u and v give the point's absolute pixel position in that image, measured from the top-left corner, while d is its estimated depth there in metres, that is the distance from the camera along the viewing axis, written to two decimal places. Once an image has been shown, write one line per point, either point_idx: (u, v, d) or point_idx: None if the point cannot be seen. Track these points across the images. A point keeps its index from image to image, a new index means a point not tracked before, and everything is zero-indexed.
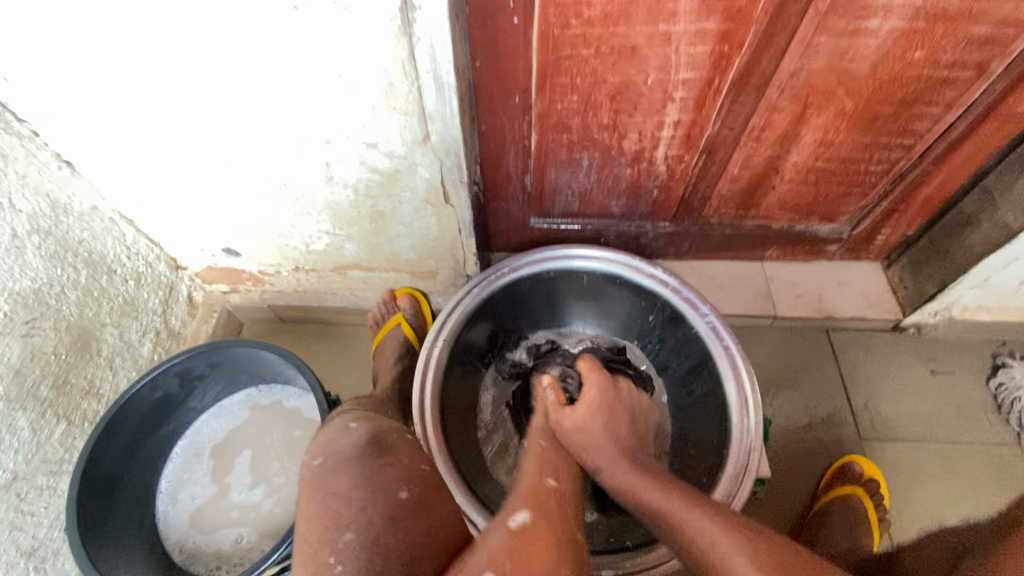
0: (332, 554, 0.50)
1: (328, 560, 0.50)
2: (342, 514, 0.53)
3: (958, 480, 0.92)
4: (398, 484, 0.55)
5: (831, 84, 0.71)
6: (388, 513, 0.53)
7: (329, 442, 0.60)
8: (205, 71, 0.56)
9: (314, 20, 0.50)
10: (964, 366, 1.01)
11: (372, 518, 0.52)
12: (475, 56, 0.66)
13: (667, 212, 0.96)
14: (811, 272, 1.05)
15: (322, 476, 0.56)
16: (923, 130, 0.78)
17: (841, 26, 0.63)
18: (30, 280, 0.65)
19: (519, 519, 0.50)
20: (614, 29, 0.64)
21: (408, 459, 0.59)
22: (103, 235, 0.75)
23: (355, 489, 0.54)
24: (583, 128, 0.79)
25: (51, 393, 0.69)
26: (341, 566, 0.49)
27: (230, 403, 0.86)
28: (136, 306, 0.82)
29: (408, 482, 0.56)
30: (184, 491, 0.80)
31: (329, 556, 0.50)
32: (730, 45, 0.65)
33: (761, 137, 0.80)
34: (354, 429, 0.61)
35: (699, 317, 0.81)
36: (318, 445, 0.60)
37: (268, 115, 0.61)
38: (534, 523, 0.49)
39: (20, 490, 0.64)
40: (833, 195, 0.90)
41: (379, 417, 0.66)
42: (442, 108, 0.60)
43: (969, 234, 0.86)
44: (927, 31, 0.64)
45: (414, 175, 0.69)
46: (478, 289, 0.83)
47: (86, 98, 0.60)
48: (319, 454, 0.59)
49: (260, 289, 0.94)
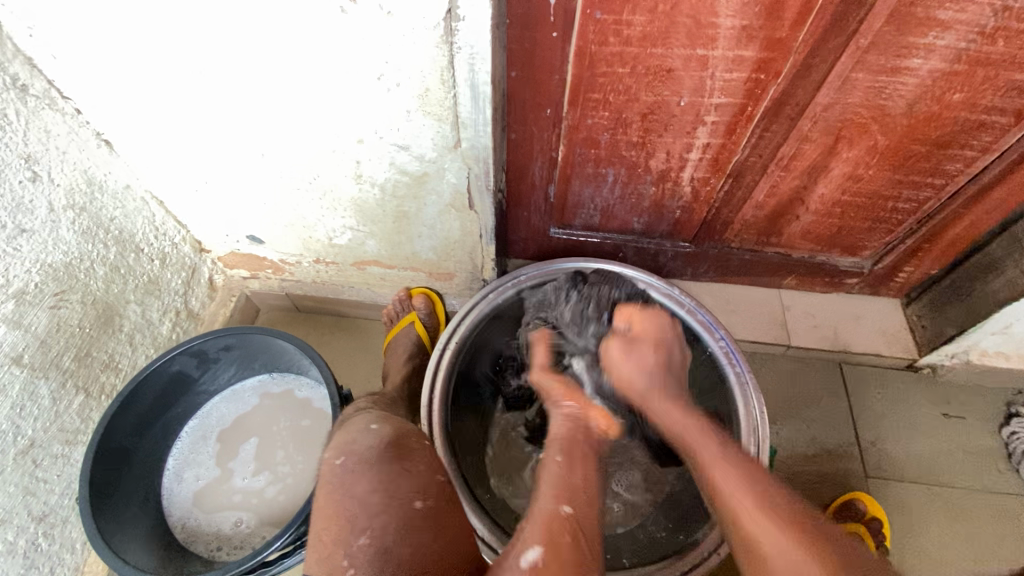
0: (346, 556, 0.51)
1: (340, 562, 0.51)
2: (357, 517, 0.53)
3: (963, 527, 0.91)
4: (413, 493, 0.55)
5: (865, 120, 0.71)
6: (401, 522, 0.53)
7: (351, 442, 0.59)
8: (249, 65, 0.58)
9: (359, 23, 0.51)
10: (977, 412, 1.00)
11: (385, 525, 0.52)
12: (511, 67, 0.67)
13: (688, 233, 0.95)
14: (829, 304, 1.04)
15: (341, 477, 0.56)
16: (956, 171, 0.77)
17: (881, 64, 0.63)
18: (62, 254, 0.68)
19: (530, 559, 0.47)
20: (652, 50, 0.64)
21: (425, 466, 0.58)
22: (134, 214, 0.77)
23: (371, 494, 0.54)
24: (612, 144, 0.79)
25: (73, 364, 0.70)
26: (353, 569, 0.50)
27: (242, 388, 0.87)
28: (159, 286, 0.83)
29: (424, 492, 0.55)
30: (190, 471, 0.82)
31: (342, 558, 0.51)
32: (767, 74, 0.65)
33: (790, 166, 0.79)
34: (374, 431, 0.60)
35: (714, 341, 0.80)
36: (342, 444, 0.59)
37: (305, 110, 0.62)
38: (545, 562, 0.47)
39: (36, 456, 0.66)
40: (856, 229, 0.90)
41: (399, 419, 0.65)
42: (476, 116, 0.60)
43: (992, 280, 0.85)
44: (968, 74, 0.63)
45: (441, 179, 0.70)
46: (493, 295, 0.84)
47: (131, 81, 0.61)
48: (341, 454, 0.59)
49: (280, 277, 0.95)
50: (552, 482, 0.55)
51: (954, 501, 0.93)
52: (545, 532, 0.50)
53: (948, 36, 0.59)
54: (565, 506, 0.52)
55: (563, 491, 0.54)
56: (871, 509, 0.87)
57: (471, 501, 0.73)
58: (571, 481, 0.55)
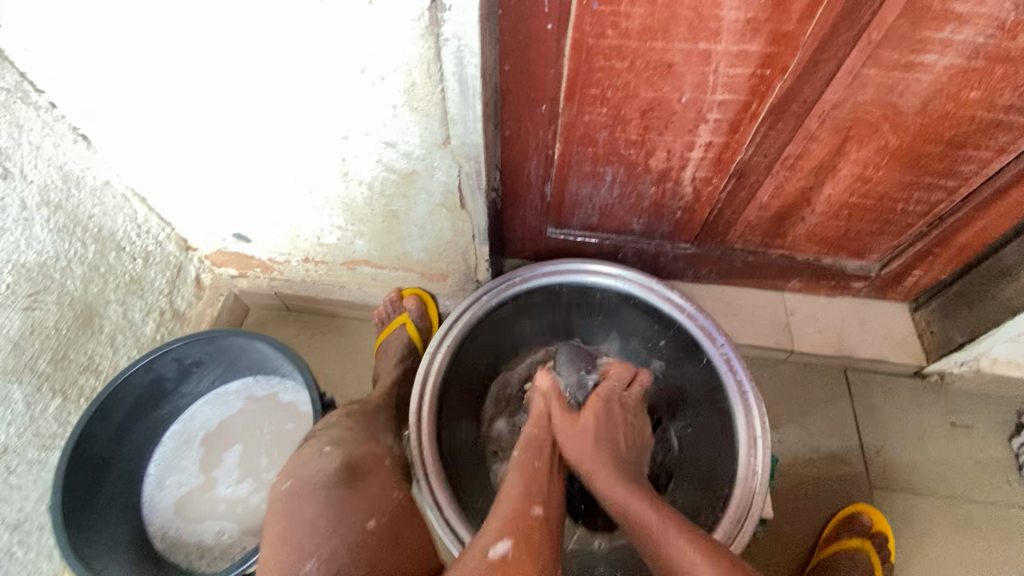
0: None
1: None
2: (304, 543, 0.53)
3: (969, 541, 0.88)
4: (366, 513, 0.56)
5: (875, 118, 0.67)
6: (352, 543, 0.54)
7: (301, 465, 0.58)
8: (228, 58, 0.55)
9: (339, 14, 0.48)
10: (985, 421, 0.97)
11: (335, 547, 0.53)
12: (504, 60, 0.64)
13: (689, 234, 0.92)
14: (834, 308, 1.00)
15: (288, 501, 0.55)
16: (970, 173, 0.73)
17: (894, 60, 0.60)
18: (37, 253, 0.65)
19: (500, 550, 0.51)
20: (651, 43, 0.61)
21: (377, 486, 0.59)
22: (114, 211, 0.75)
23: (319, 517, 0.54)
24: (610, 142, 0.76)
25: (49, 367, 0.68)
26: None
27: (226, 391, 0.85)
28: (142, 285, 0.81)
29: (374, 511, 0.56)
30: (171, 477, 0.80)
31: None
32: (773, 69, 0.62)
33: (795, 166, 0.76)
34: (328, 454, 0.59)
35: (714, 347, 0.78)
36: (291, 466, 0.58)
37: (289, 105, 0.59)
38: (515, 553, 0.51)
39: (10, 462, 0.64)
40: (864, 231, 0.86)
41: (360, 436, 0.64)
42: (466, 113, 0.58)
43: (1005, 286, 0.81)
44: (985, 71, 0.60)
45: (431, 177, 0.67)
46: (488, 297, 0.82)
47: (107, 73, 0.59)
48: (288, 477, 0.57)
49: (269, 276, 0.93)
50: (522, 486, 0.60)
51: (961, 512, 0.90)
52: (517, 529, 0.53)
53: (965, 30, 0.56)
54: (536, 507, 0.57)
55: (531, 495, 0.59)
56: (877, 523, 0.84)
57: (459, 511, 0.71)
58: (541, 486, 0.61)
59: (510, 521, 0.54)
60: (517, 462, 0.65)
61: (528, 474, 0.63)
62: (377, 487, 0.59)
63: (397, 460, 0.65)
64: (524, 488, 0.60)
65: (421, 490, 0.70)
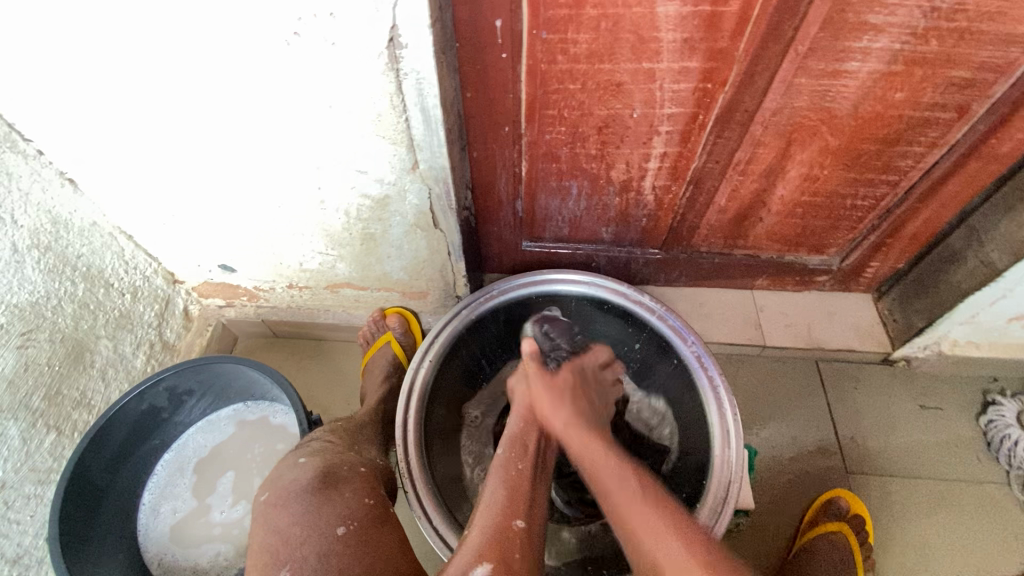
0: None
1: None
2: (279, 550, 0.55)
3: (944, 518, 0.91)
4: (335, 519, 0.57)
5: (814, 122, 0.72)
6: (321, 550, 0.54)
7: (276, 477, 0.62)
8: (204, 97, 0.59)
9: (305, 56, 0.53)
10: (954, 402, 1.01)
11: (307, 556, 0.54)
12: (465, 89, 0.68)
13: (656, 240, 0.97)
14: (801, 302, 1.05)
15: (267, 511, 0.59)
16: (908, 167, 0.78)
17: (822, 68, 0.65)
18: (28, 294, 0.68)
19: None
20: (600, 66, 0.66)
21: (350, 494, 0.60)
22: (102, 250, 0.78)
23: (292, 526, 0.56)
24: (572, 158, 0.81)
25: (43, 403, 0.70)
26: None
27: (217, 418, 0.88)
28: (132, 319, 0.84)
29: (346, 517, 0.57)
30: (166, 504, 0.82)
31: None
32: (714, 83, 0.67)
33: (747, 170, 0.81)
34: (301, 465, 0.62)
35: (685, 346, 0.82)
36: (268, 479, 0.62)
37: (266, 140, 0.63)
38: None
39: (8, 498, 0.65)
40: (820, 228, 0.91)
41: (333, 446, 0.67)
42: (430, 138, 0.62)
43: (955, 270, 0.86)
44: (907, 74, 0.65)
45: (403, 201, 0.71)
46: (467, 310, 0.85)
47: (91, 117, 0.62)
48: (265, 489, 0.61)
49: (255, 304, 0.96)
50: (504, 499, 0.59)
51: (938, 493, 0.93)
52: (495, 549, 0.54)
53: (882, 39, 0.61)
54: (518, 521, 0.57)
55: (512, 507, 0.58)
56: (854, 506, 0.87)
57: (448, 521, 0.72)
58: (521, 496, 0.60)
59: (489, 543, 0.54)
60: (498, 465, 0.64)
61: (509, 481, 0.61)
62: (351, 492, 0.60)
63: (376, 470, 0.67)
64: (507, 495, 0.59)
65: (410, 502, 0.72)
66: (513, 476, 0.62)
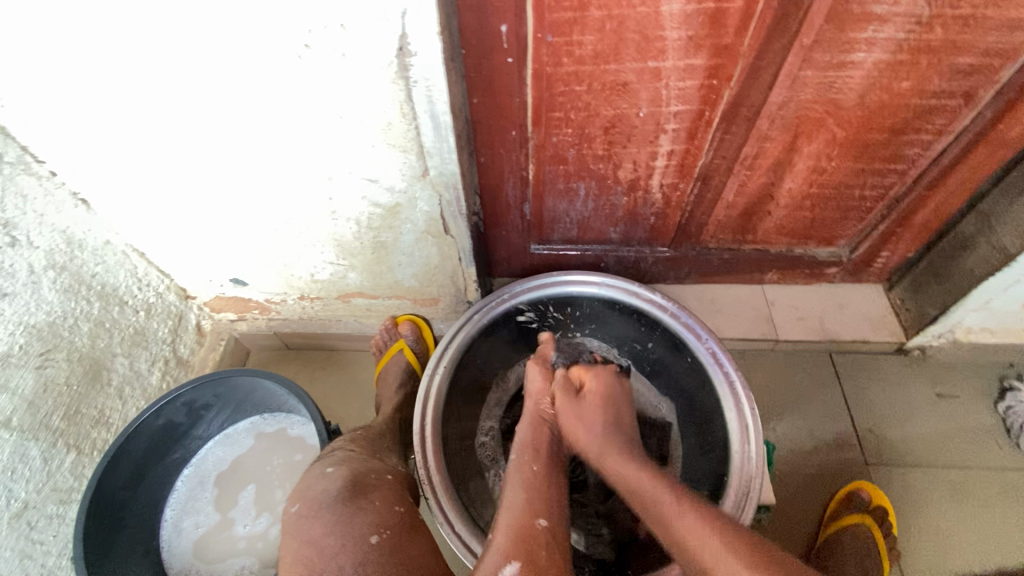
0: None
1: None
2: (316, 563, 0.55)
3: (970, 507, 0.90)
4: (369, 528, 0.57)
5: (820, 114, 0.72)
6: (359, 559, 0.54)
7: (305, 488, 0.62)
8: (215, 114, 0.59)
9: (315, 68, 0.53)
10: (971, 389, 1.01)
11: (344, 564, 0.54)
12: (472, 94, 0.69)
13: (665, 238, 0.97)
14: (812, 295, 1.05)
15: (299, 523, 0.59)
16: (916, 155, 0.78)
17: (827, 60, 0.65)
18: (45, 314, 0.68)
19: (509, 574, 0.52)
20: (605, 66, 0.66)
21: (381, 502, 0.60)
22: (116, 268, 0.78)
23: (326, 536, 0.57)
24: (579, 160, 0.81)
25: (62, 423, 0.71)
26: None
27: (235, 431, 0.88)
28: (146, 336, 0.85)
29: (379, 526, 0.58)
30: (189, 520, 0.82)
31: None
32: (719, 79, 0.67)
33: (754, 165, 0.81)
34: (330, 475, 0.63)
35: (699, 344, 0.82)
36: (298, 490, 0.62)
37: (277, 153, 0.64)
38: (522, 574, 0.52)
39: (31, 518, 0.66)
40: (829, 220, 0.91)
41: (358, 454, 0.67)
42: (439, 145, 0.62)
43: (967, 257, 0.86)
44: (912, 63, 0.65)
45: (414, 208, 0.71)
46: (480, 315, 0.85)
47: (104, 137, 0.63)
48: (295, 501, 0.61)
49: (267, 317, 0.96)
50: (523, 498, 0.61)
51: (960, 481, 0.92)
52: (520, 548, 0.55)
53: (886, 29, 0.61)
54: (540, 521, 0.58)
55: (534, 507, 0.59)
56: (875, 497, 0.87)
57: (470, 526, 0.72)
58: (541, 496, 0.61)
59: (515, 540, 0.55)
60: (515, 468, 0.66)
61: (528, 481, 0.63)
62: (381, 501, 0.60)
63: (401, 477, 0.67)
64: (527, 496, 0.61)
65: (432, 508, 0.72)
66: (532, 477, 0.64)
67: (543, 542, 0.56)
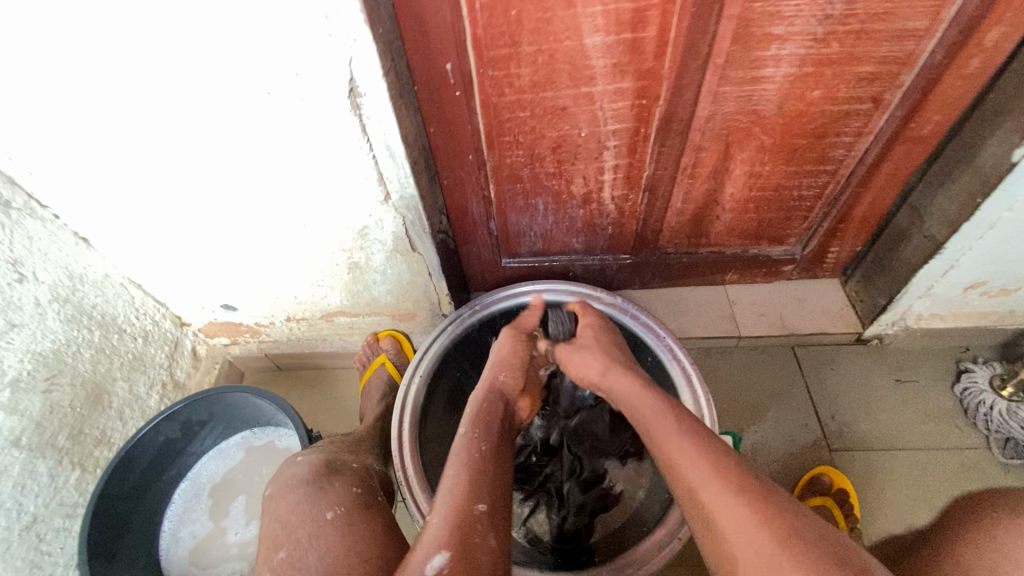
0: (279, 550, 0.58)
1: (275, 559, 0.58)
2: (280, 534, 0.60)
3: (930, 485, 0.94)
4: (326, 505, 0.62)
5: (746, 124, 0.80)
6: (315, 531, 0.59)
7: (277, 475, 0.68)
8: (196, 155, 0.67)
9: (281, 110, 0.61)
10: (929, 374, 1.05)
11: (301, 536, 0.59)
12: (428, 125, 0.76)
13: (625, 245, 1.03)
14: (771, 292, 1.10)
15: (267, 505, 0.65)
16: (842, 156, 0.85)
17: (741, 76, 0.72)
18: (50, 342, 0.75)
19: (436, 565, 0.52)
20: (543, 94, 0.74)
21: (341, 484, 0.66)
22: (115, 298, 0.86)
23: (290, 512, 0.62)
24: (533, 178, 0.88)
25: (67, 442, 0.77)
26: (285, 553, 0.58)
27: (228, 445, 0.93)
28: (144, 361, 0.92)
29: (335, 504, 0.62)
30: (185, 530, 0.87)
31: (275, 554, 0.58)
32: (648, 98, 0.75)
33: (695, 173, 0.88)
34: (299, 462, 0.69)
35: (657, 341, 0.87)
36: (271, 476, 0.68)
37: (254, 187, 0.71)
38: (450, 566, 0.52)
39: (40, 531, 0.72)
40: (775, 220, 0.98)
41: (326, 449, 0.74)
42: (398, 172, 0.70)
43: (905, 247, 0.92)
44: (819, 74, 0.72)
45: (381, 229, 0.78)
46: (453, 326, 0.91)
47: (100, 180, 0.71)
48: (270, 485, 0.67)
49: (257, 339, 1.03)
50: (466, 477, 0.61)
51: (920, 462, 0.96)
52: (456, 540, 0.54)
53: (788, 46, 0.69)
54: (479, 504, 0.58)
55: (473, 490, 0.59)
56: (836, 481, 0.91)
57: None
58: (483, 476, 0.61)
59: (451, 529, 0.55)
60: (461, 445, 0.66)
61: (469, 461, 0.63)
62: (341, 483, 0.66)
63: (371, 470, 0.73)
64: (467, 480, 0.60)
65: (408, 507, 0.76)
66: (475, 458, 0.63)
67: (479, 525, 0.56)
